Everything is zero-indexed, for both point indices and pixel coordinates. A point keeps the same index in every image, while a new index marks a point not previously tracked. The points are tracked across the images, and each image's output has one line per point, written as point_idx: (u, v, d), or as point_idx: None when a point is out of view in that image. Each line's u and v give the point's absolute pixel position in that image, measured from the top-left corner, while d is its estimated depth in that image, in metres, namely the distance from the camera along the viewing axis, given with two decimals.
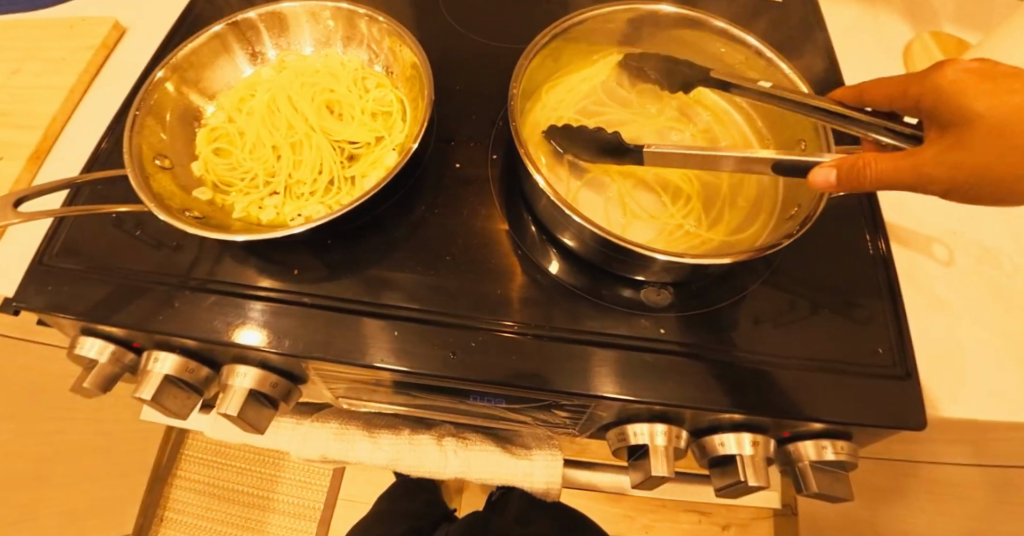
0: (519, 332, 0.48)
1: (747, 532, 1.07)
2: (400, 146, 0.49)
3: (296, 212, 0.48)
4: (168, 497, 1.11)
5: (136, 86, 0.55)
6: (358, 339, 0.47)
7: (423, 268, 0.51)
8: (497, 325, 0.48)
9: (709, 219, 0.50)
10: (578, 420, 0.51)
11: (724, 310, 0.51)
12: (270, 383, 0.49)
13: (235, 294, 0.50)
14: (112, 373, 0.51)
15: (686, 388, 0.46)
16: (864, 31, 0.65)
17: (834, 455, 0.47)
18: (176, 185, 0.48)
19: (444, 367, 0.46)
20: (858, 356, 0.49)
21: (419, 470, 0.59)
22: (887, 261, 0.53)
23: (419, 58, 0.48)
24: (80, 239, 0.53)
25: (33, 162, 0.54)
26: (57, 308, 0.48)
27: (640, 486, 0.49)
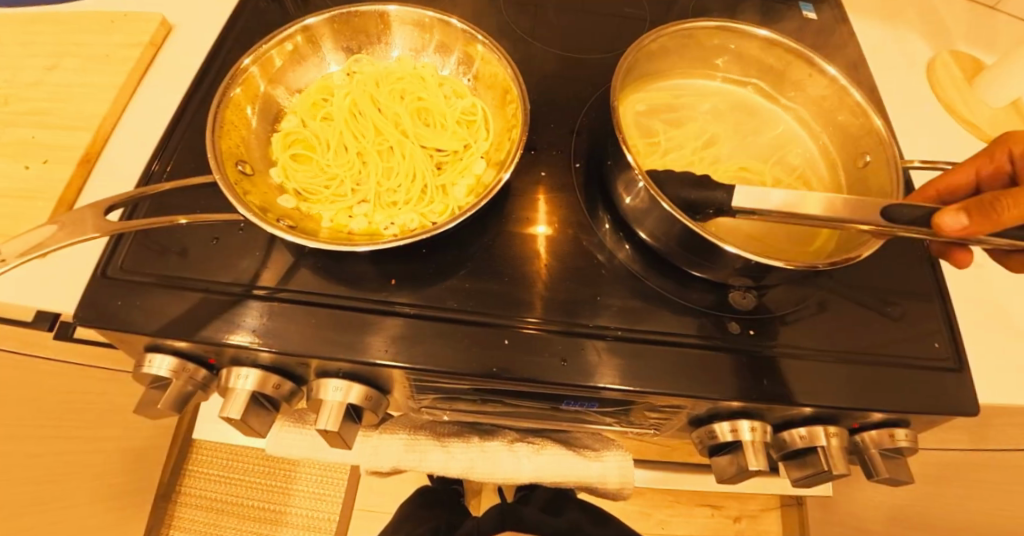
0: (542, 329, 0.49)
1: (757, 522, 1.13)
2: (490, 155, 0.50)
3: (388, 221, 0.47)
4: (173, 518, 1.05)
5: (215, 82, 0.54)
6: (416, 343, 0.47)
7: (514, 276, 0.52)
8: (519, 322, 0.49)
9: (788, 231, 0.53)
10: (665, 419, 0.53)
11: (795, 311, 0.54)
12: (362, 395, 0.48)
13: (289, 301, 0.48)
14: (184, 392, 0.48)
15: (767, 387, 0.48)
16: (892, 50, 0.71)
17: (899, 443, 0.51)
18: (260, 190, 0.46)
19: (553, 373, 0.47)
20: (917, 350, 0.53)
21: (493, 477, 0.59)
22: (932, 260, 0.58)
23: (511, 69, 0.48)
24: (143, 250, 0.49)
25: (84, 166, 0.50)
26: (130, 324, 0.45)
27: (728, 480, 0.51)
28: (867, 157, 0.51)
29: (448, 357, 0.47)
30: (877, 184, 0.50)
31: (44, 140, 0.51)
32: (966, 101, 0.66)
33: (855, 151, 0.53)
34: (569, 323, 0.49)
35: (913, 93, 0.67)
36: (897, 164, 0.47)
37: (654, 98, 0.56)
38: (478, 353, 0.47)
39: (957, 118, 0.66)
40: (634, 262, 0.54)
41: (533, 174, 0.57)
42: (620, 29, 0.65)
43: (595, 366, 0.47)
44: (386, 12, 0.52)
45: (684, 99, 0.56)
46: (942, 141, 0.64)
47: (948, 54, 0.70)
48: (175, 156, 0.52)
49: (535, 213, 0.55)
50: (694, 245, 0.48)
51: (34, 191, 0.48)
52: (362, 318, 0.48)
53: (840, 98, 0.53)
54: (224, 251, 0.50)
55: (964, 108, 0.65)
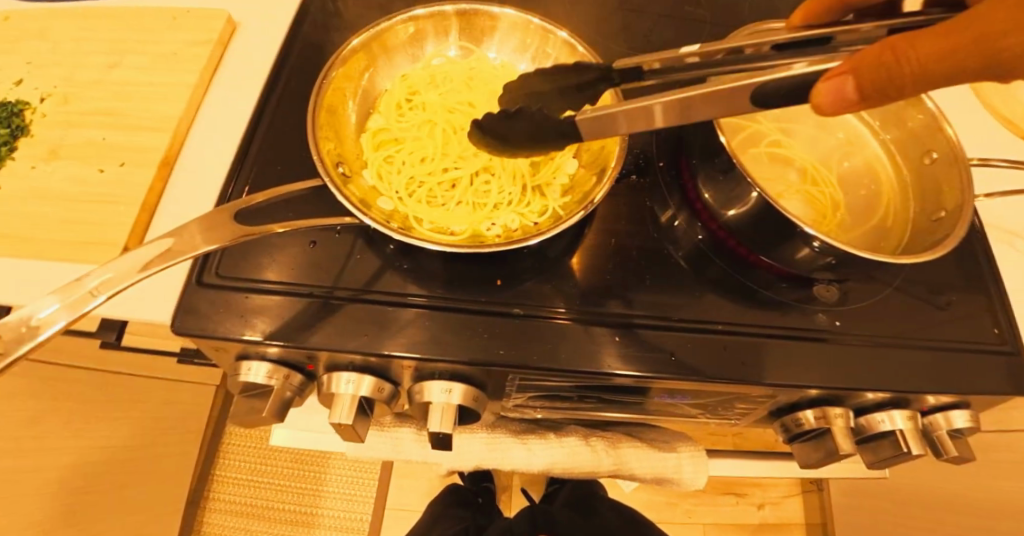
0: (572, 319, 0.49)
1: (780, 508, 1.17)
2: (585, 156, 0.50)
3: (488, 221, 0.47)
4: (204, 522, 1.02)
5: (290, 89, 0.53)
6: (551, 345, 0.48)
7: (608, 272, 0.53)
8: (552, 312, 0.50)
9: (872, 225, 0.55)
10: (750, 411, 0.55)
11: (871, 302, 0.56)
12: (472, 397, 0.47)
13: (404, 304, 0.48)
14: (285, 398, 0.47)
15: (856, 373, 0.51)
16: None
17: (964, 422, 0.55)
18: (360, 192, 0.46)
19: (666, 367, 0.48)
20: (981, 336, 0.56)
21: (574, 470, 0.60)
22: (983, 250, 0.61)
23: (609, 79, 0.48)
24: (237, 255, 0.48)
25: (164, 170, 0.49)
26: (233, 332, 0.44)
27: (813, 465, 0.53)
28: (933, 154, 0.54)
29: (563, 355, 0.47)
30: (943, 179, 0.53)
31: (116, 142, 0.49)
32: (1004, 100, 0.69)
33: (920, 149, 0.55)
34: (589, 312, 0.50)
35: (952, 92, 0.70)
36: (963, 161, 0.50)
37: None
38: (580, 350, 0.48)
39: (995, 116, 0.69)
40: (720, 261, 0.56)
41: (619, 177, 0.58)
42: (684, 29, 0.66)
43: (692, 361, 0.48)
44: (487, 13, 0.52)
45: None
46: (981, 139, 0.67)
47: None
48: (258, 165, 0.49)
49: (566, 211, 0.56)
50: (767, 236, 0.50)
51: (118, 195, 0.46)
52: (475, 320, 0.48)
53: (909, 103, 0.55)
54: (319, 258, 0.50)
55: (1001, 107, 0.68)
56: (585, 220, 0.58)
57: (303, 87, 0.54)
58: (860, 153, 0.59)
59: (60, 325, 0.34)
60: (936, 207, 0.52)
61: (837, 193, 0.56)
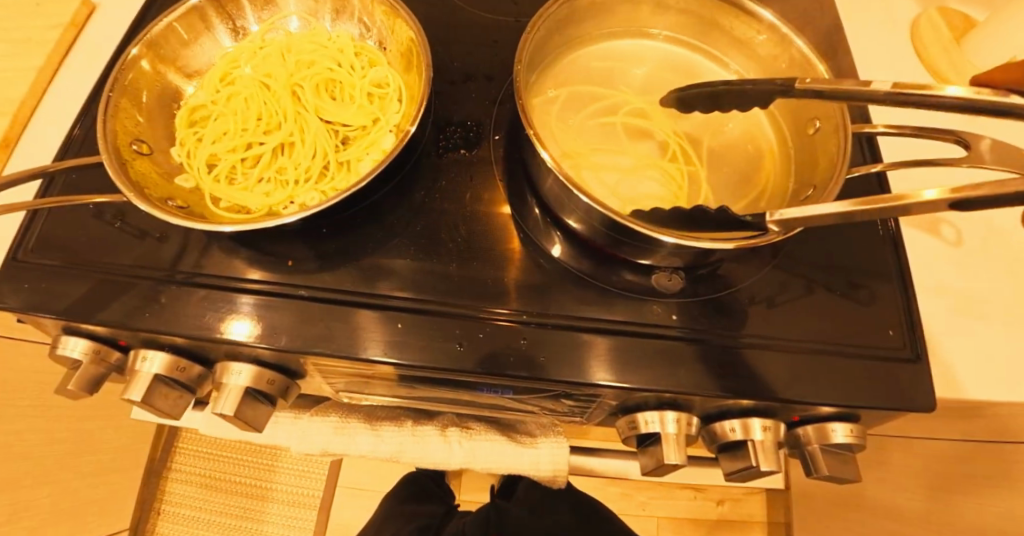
0: (514, 318, 0.46)
1: (741, 506, 1.09)
2: (399, 128, 0.47)
3: (288, 198, 0.46)
4: (165, 491, 1.11)
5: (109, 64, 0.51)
6: (357, 332, 0.45)
7: (424, 254, 0.49)
8: (492, 312, 0.46)
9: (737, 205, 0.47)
10: (586, 408, 0.51)
11: (733, 295, 0.49)
12: (266, 380, 0.47)
13: (221, 287, 0.47)
14: (98, 375, 0.48)
15: (697, 376, 0.45)
16: (875, 3, 0.63)
17: (843, 437, 0.47)
18: (157, 171, 0.45)
19: (455, 361, 0.44)
20: (870, 338, 0.48)
21: (422, 462, 0.58)
22: (896, 238, 0.53)
23: (413, 27, 0.46)
24: (57, 230, 0.49)
25: (2, 152, 0.50)
26: (34, 307, 0.45)
27: (653, 473, 0.48)
28: (817, 122, 0.46)
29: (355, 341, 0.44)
30: (824, 152, 0.45)
31: None
32: (954, 64, 0.58)
33: (803, 115, 0.48)
34: (532, 310, 0.47)
35: (890, 55, 0.60)
36: (846, 129, 0.42)
37: (581, 65, 0.51)
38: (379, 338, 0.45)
39: (931, 72, 0.59)
40: (561, 244, 0.51)
41: (453, 152, 0.52)
42: None
43: (503, 355, 0.45)
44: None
45: (612, 67, 0.52)
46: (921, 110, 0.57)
47: (939, 10, 0.62)
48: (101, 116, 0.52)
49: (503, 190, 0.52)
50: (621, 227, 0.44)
51: None
52: (275, 303, 0.46)
53: (785, 55, 0.48)
54: (138, 231, 0.50)
55: (951, 73, 0.58)
56: (496, 164, 0.53)
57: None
58: (739, 120, 0.51)
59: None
60: (811, 183, 0.45)
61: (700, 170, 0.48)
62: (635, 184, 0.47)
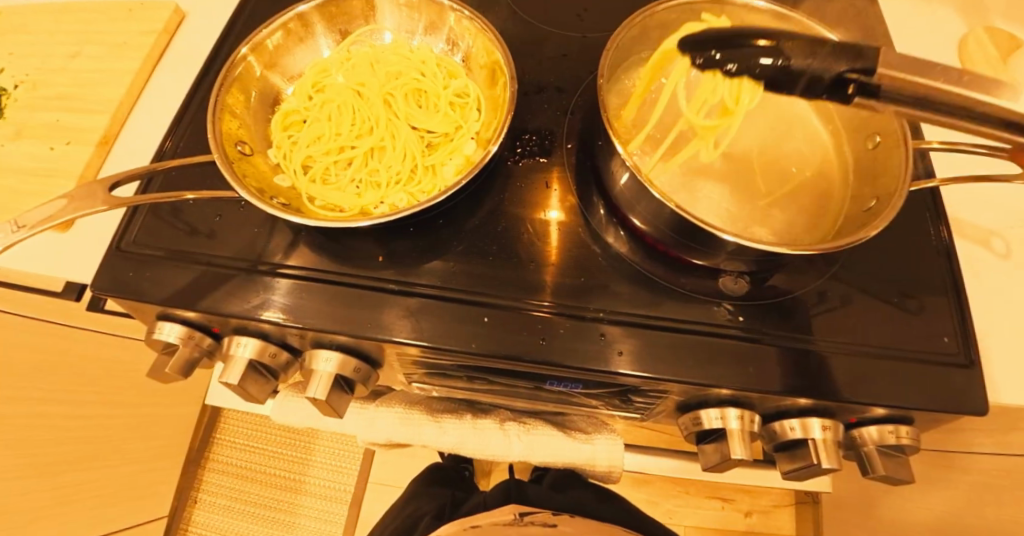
0: (552, 312, 0.49)
1: (769, 518, 1.10)
2: (480, 135, 0.50)
3: (378, 199, 0.49)
4: (202, 480, 1.14)
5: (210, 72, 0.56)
6: (444, 326, 0.48)
7: (500, 253, 0.52)
8: (534, 305, 0.49)
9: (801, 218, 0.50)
10: (652, 404, 0.53)
11: (794, 298, 0.52)
12: (352, 367, 0.50)
13: (314, 277, 0.50)
14: (191, 358, 0.51)
15: (761, 374, 0.47)
16: (921, 25, 0.66)
17: (898, 439, 0.49)
18: (258, 170, 0.48)
19: (534, 353, 0.47)
20: (925, 343, 0.50)
21: (482, 454, 0.60)
22: (949, 250, 0.55)
23: (500, 49, 0.48)
24: (157, 223, 0.52)
25: (103, 148, 0.54)
26: (139, 293, 0.48)
27: (714, 469, 0.50)
28: (877, 137, 0.49)
29: (441, 333, 0.47)
30: (883, 166, 0.47)
31: (67, 123, 0.54)
32: (1001, 82, 0.60)
33: (862, 132, 0.50)
34: (569, 306, 0.49)
35: None
36: (908, 143, 0.45)
37: (649, 79, 0.55)
38: (454, 327, 0.48)
39: None
40: (628, 246, 0.53)
41: (529, 160, 0.56)
42: (626, 9, 0.63)
43: (577, 349, 0.47)
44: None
45: (679, 81, 0.55)
46: (973, 127, 0.59)
47: (984, 30, 0.64)
48: (194, 124, 0.55)
49: (544, 200, 0.54)
50: (687, 229, 0.46)
51: (59, 169, 0.52)
52: (364, 294, 0.49)
53: None
54: (230, 226, 0.53)
55: None
56: (564, 170, 0.56)
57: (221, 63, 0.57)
58: (799, 134, 0.54)
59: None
60: (873, 193, 0.47)
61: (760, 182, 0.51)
62: (705, 193, 0.50)
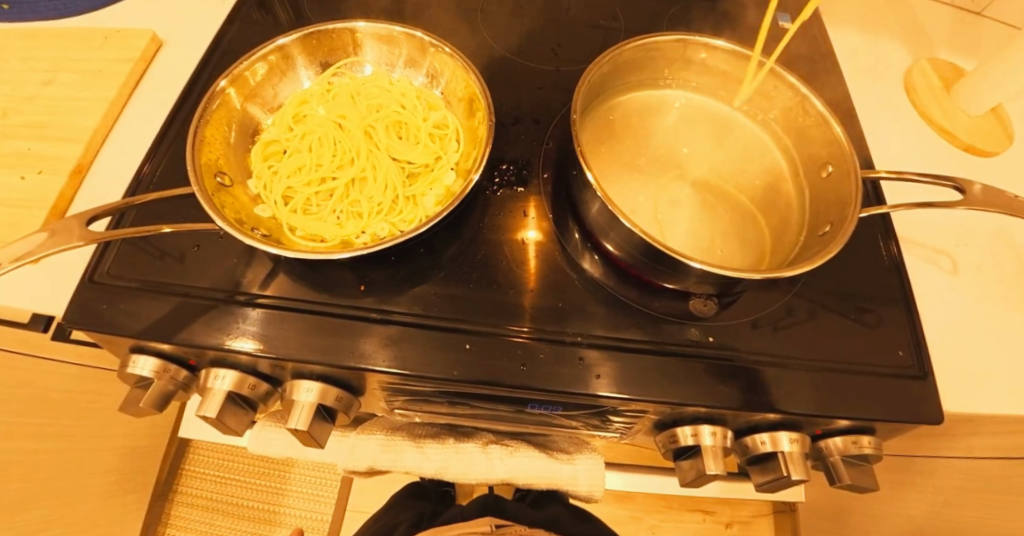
0: (536, 338, 0.50)
1: (749, 529, 1.12)
2: (459, 166, 0.51)
3: (360, 230, 0.49)
4: (170, 516, 1.09)
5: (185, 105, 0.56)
6: (426, 352, 0.48)
7: (478, 283, 0.53)
8: (519, 331, 0.50)
9: (766, 242, 0.53)
10: (631, 424, 0.54)
11: (761, 317, 0.54)
12: (334, 397, 0.49)
13: (294, 309, 0.50)
14: (167, 391, 0.50)
15: (732, 392, 0.49)
16: (871, 57, 0.71)
17: (861, 449, 0.52)
18: (238, 202, 0.49)
19: (515, 378, 0.48)
20: (882, 357, 0.53)
21: (466, 477, 0.60)
22: (901, 268, 0.59)
23: (478, 83, 0.50)
24: (131, 255, 0.51)
25: (75, 177, 0.53)
26: (114, 327, 0.48)
27: (690, 484, 0.52)
28: (829, 167, 0.52)
29: (423, 362, 0.48)
30: (836, 195, 0.51)
31: (39, 151, 0.54)
32: (944, 112, 0.66)
33: (816, 162, 0.54)
34: (554, 331, 0.51)
35: (888, 103, 0.68)
36: (856, 173, 0.48)
37: (621, 110, 0.57)
38: (436, 355, 0.48)
39: (933, 126, 0.66)
40: (603, 271, 0.55)
41: (504, 186, 0.57)
42: (598, 41, 0.66)
43: (558, 373, 0.49)
44: (373, 32, 0.55)
45: (648, 112, 0.58)
46: (921, 152, 0.64)
47: (927, 62, 0.70)
48: (172, 152, 0.54)
49: (527, 226, 0.56)
50: (656, 255, 0.48)
51: (29, 199, 0.51)
52: (348, 325, 0.49)
53: (802, 108, 0.54)
54: (207, 257, 0.52)
55: (942, 121, 0.65)
56: (541, 199, 0.57)
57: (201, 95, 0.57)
58: (759, 164, 0.57)
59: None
60: (826, 219, 0.51)
61: (724, 210, 0.54)
62: (674, 219, 0.52)
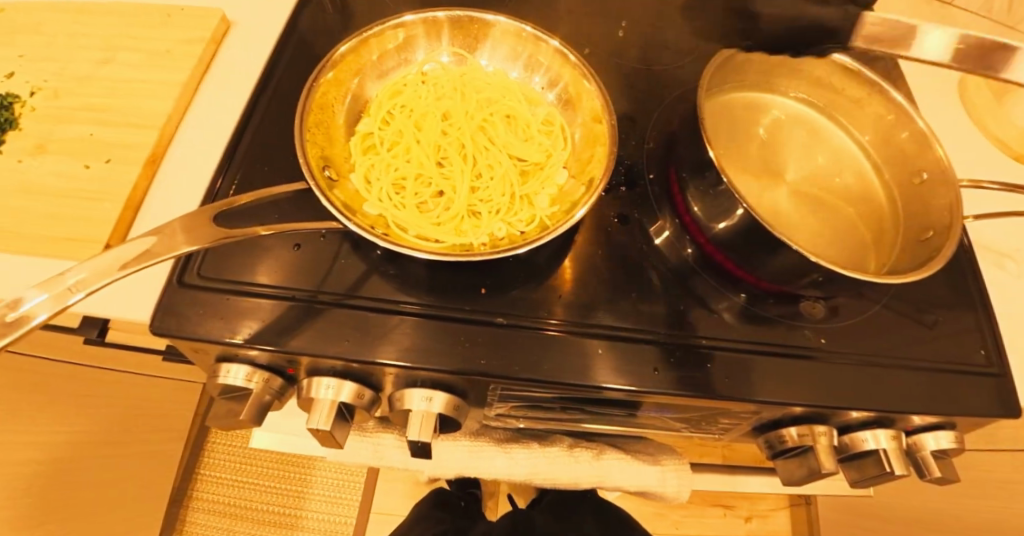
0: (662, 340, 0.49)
1: (767, 521, 1.16)
2: (573, 166, 0.50)
3: (476, 229, 0.47)
4: (187, 521, 1.04)
5: (269, 92, 0.53)
6: (552, 355, 0.47)
7: (589, 286, 0.51)
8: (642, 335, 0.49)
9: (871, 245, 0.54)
10: (735, 427, 0.55)
11: (861, 319, 0.56)
12: (454, 407, 0.47)
13: (409, 313, 0.47)
14: (264, 402, 0.46)
15: (842, 392, 0.50)
16: (926, 67, 0.73)
17: (948, 443, 0.54)
18: (346, 197, 0.46)
19: (641, 382, 0.47)
20: (967, 357, 0.55)
21: (556, 480, 0.60)
22: (975, 272, 0.61)
23: (594, 80, 0.48)
24: (218, 256, 0.47)
25: (150, 167, 0.48)
26: (212, 333, 0.44)
27: (798, 482, 0.53)
28: (924, 173, 0.53)
29: (547, 366, 0.46)
30: (933, 201, 0.52)
31: (103, 138, 0.49)
32: (997, 122, 0.68)
33: (910, 167, 0.55)
34: (675, 333, 0.50)
35: (944, 111, 0.70)
36: (954, 182, 0.50)
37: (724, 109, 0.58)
38: (541, 357, 0.47)
39: (987, 135, 0.69)
40: (711, 274, 0.55)
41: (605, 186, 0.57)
42: (682, 40, 0.65)
43: (682, 375, 0.48)
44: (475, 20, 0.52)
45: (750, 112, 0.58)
46: (976, 159, 0.67)
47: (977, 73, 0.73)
48: (247, 162, 0.49)
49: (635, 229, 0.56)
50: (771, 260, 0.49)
51: (101, 191, 0.46)
52: (472, 330, 0.47)
53: (898, 119, 0.56)
54: (303, 259, 0.49)
55: (996, 130, 0.68)
56: (644, 200, 0.57)
57: (294, 89, 0.54)
58: (851, 167, 0.59)
59: (42, 317, 0.33)
60: (923, 224, 0.52)
61: (825, 212, 0.55)
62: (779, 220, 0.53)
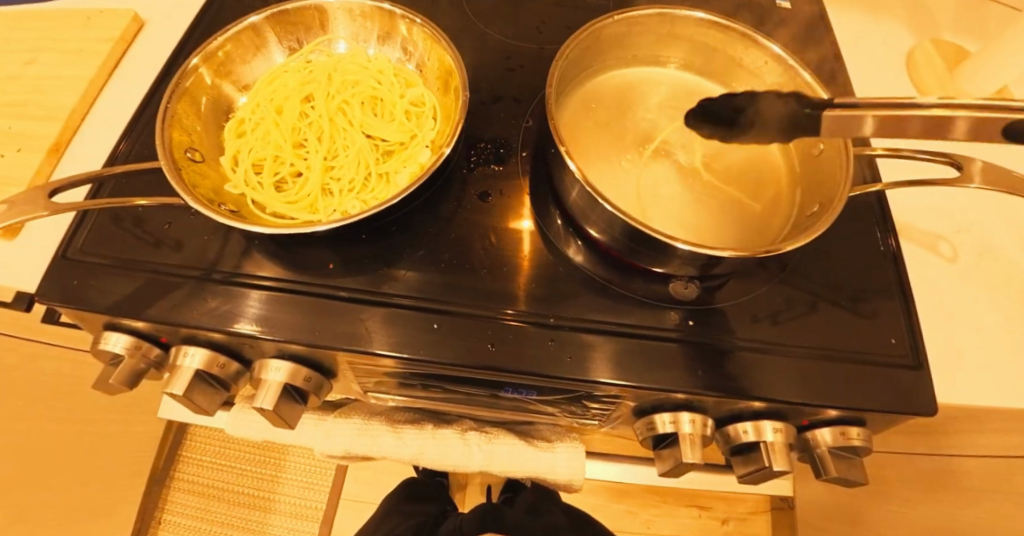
0: (519, 320, 0.49)
1: (746, 525, 1.10)
2: (433, 143, 0.50)
3: (331, 207, 0.49)
4: (166, 500, 1.12)
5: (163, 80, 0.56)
6: (396, 332, 0.47)
7: (448, 264, 0.51)
8: (497, 314, 0.49)
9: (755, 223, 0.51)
10: (609, 411, 0.53)
11: (748, 304, 0.52)
12: (304, 376, 0.49)
13: (263, 288, 0.49)
14: (137, 369, 0.50)
15: (712, 378, 0.47)
16: (871, 37, 0.68)
17: (849, 442, 0.49)
18: (207, 178, 0.48)
19: (488, 360, 0.47)
20: (874, 347, 0.51)
21: (443, 464, 0.59)
22: (898, 257, 0.56)
23: (454, 56, 0.49)
24: (104, 233, 0.51)
25: (53, 155, 0.53)
26: (84, 302, 0.47)
27: (670, 475, 0.50)
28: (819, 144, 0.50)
29: (392, 340, 0.47)
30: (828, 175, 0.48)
31: (15, 130, 0.53)
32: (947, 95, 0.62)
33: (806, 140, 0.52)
34: (535, 312, 0.49)
35: (887, 85, 0.65)
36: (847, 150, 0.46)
37: (603, 88, 0.56)
38: (389, 331, 0.47)
39: None
40: (584, 254, 0.53)
41: (482, 166, 0.56)
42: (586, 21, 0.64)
43: (533, 354, 0.47)
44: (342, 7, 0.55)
45: (631, 90, 0.57)
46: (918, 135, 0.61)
47: (930, 43, 0.67)
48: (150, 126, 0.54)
49: (505, 208, 0.55)
50: (642, 238, 0.46)
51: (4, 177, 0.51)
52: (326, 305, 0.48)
53: (790, 84, 0.53)
54: (180, 234, 0.52)
55: None
56: (520, 179, 0.56)
57: None
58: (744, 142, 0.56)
59: None
60: (818, 197, 0.49)
61: (709, 189, 0.52)
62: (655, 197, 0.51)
